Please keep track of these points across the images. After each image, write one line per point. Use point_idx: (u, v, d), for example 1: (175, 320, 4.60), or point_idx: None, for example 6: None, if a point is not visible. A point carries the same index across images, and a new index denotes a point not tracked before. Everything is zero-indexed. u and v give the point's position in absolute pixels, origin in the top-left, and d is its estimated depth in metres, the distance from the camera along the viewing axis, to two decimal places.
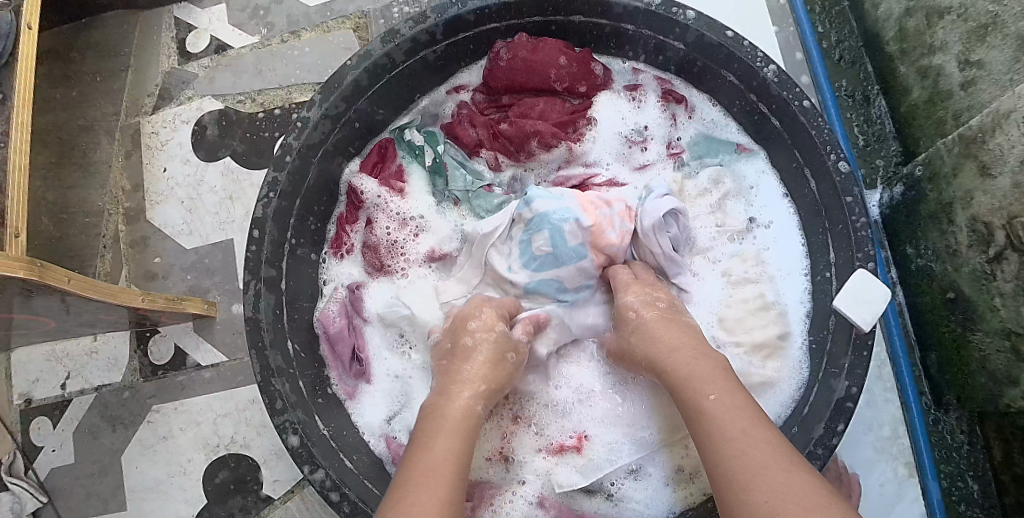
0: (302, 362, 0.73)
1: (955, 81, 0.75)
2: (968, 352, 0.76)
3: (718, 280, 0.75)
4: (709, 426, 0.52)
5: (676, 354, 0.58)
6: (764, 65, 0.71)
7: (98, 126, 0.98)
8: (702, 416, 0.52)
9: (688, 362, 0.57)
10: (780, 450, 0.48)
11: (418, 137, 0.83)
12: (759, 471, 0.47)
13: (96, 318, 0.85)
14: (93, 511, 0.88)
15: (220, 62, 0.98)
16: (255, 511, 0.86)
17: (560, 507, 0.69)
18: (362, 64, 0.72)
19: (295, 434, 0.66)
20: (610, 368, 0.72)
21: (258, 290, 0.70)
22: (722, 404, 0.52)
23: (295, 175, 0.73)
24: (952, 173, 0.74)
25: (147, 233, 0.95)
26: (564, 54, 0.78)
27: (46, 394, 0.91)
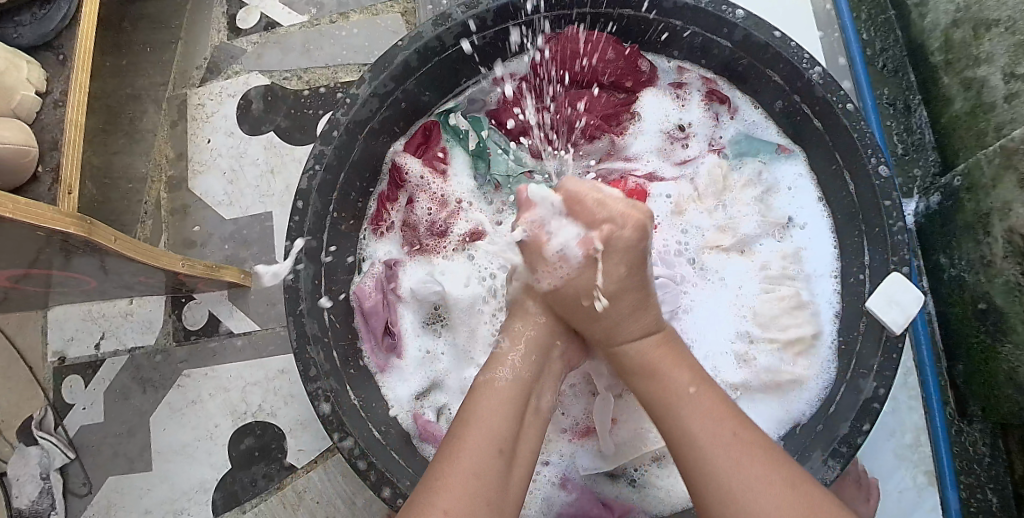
0: (337, 332, 0.74)
1: (1000, 93, 0.76)
2: (996, 364, 0.77)
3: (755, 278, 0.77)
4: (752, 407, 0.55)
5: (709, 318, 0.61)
6: (810, 66, 0.72)
7: (147, 96, 1.01)
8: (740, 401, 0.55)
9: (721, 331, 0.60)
10: (775, 471, 0.50)
11: (464, 122, 0.83)
12: (750, 477, 0.49)
13: (135, 281, 0.86)
14: (119, 470, 0.90)
15: (268, 39, 1.01)
16: (278, 478, 0.88)
17: (583, 489, 0.71)
18: (413, 45, 0.74)
19: (327, 402, 0.68)
20: None
21: (298, 259, 0.71)
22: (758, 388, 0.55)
23: (341, 150, 0.74)
24: (992, 184, 0.74)
25: (187, 202, 0.97)
26: (612, 48, 0.80)
27: (80, 353, 0.94)
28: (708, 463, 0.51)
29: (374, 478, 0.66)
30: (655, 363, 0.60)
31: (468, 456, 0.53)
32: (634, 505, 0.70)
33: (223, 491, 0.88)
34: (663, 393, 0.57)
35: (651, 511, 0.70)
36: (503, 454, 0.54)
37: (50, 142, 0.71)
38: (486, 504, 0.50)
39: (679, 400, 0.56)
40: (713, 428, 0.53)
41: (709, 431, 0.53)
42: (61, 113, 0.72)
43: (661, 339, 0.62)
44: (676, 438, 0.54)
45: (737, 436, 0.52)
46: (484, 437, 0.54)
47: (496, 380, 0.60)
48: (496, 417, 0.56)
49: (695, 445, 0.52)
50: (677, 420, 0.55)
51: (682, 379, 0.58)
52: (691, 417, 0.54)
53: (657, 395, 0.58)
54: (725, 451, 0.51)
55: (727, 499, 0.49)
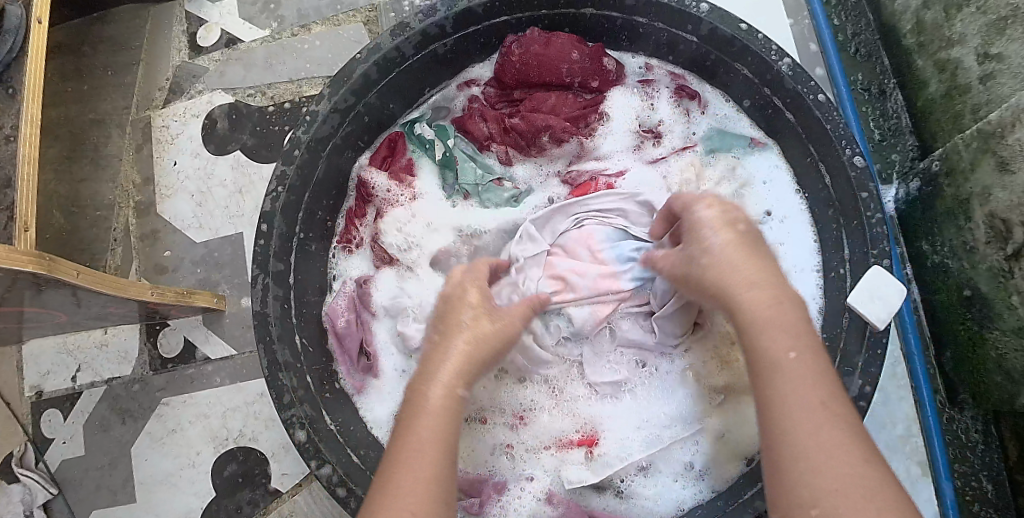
0: (310, 355, 0.73)
1: (975, 75, 0.74)
2: (984, 350, 0.75)
3: None
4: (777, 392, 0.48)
5: (752, 291, 0.53)
6: (779, 58, 0.70)
7: (110, 120, 0.98)
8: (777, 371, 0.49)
9: (768, 308, 0.52)
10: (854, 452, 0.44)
11: (429, 131, 0.82)
12: (834, 477, 0.43)
13: (106, 311, 0.85)
14: (103, 504, 0.89)
15: (230, 55, 0.98)
16: (263, 503, 0.87)
17: (570, 503, 0.69)
18: (372, 57, 0.72)
19: (303, 429, 0.66)
20: (625, 360, 0.73)
21: (266, 284, 0.70)
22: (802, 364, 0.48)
23: (304, 168, 0.72)
24: (970, 168, 0.72)
25: (157, 227, 0.95)
26: (577, 49, 0.77)
27: (57, 386, 0.92)
28: (797, 429, 0.46)
29: (355, 504, 0.65)
30: (761, 322, 0.51)
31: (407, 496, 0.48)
32: None
33: None
34: (764, 327, 0.51)
35: None
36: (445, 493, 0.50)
37: (3, 178, 0.69)
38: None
39: (771, 355, 0.49)
40: (814, 403, 0.47)
41: (802, 389, 0.47)
42: (13, 148, 0.70)
43: (773, 298, 0.52)
44: (766, 383, 0.49)
45: (828, 407, 0.47)
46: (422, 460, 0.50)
47: (427, 399, 0.55)
48: (431, 438, 0.52)
49: (788, 413, 0.47)
50: (778, 398, 0.48)
51: (771, 313, 0.51)
52: (779, 346, 0.50)
53: (753, 358, 0.51)
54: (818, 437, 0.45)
55: (804, 496, 0.44)
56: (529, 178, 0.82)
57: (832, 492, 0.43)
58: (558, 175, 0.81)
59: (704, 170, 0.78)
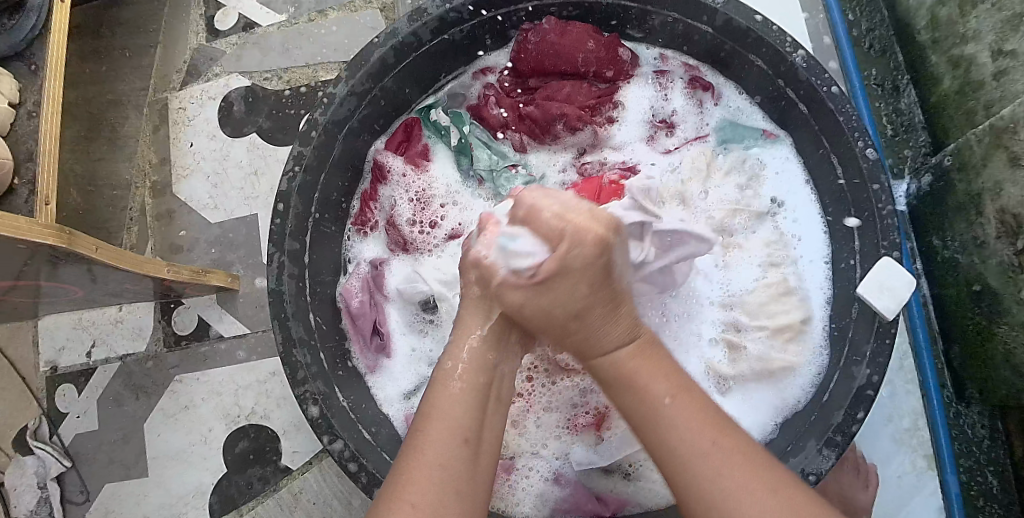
0: (324, 334, 0.74)
1: (988, 71, 0.74)
2: (992, 345, 0.76)
3: (753, 269, 0.75)
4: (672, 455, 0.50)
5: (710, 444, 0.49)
6: (794, 50, 0.70)
7: (128, 101, 1.00)
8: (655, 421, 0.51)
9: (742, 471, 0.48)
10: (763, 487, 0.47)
11: (445, 117, 0.84)
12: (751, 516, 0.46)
13: (122, 288, 0.86)
14: (116, 477, 0.90)
15: (248, 39, 0.99)
16: (273, 480, 0.88)
17: (576, 484, 0.71)
18: (389, 42, 0.73)
19: (315, 405, 0.67)
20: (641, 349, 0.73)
21: (281, 262, 0.71)
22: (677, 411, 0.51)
23: (321, 150, 0.73)
24: (982, 163, 0.73)
25: (172, 207, 0.96)
26: (592, 39, 0.78)
27: (72, 362, 0.93)
28: (682, 458, 0.49)
29: (365, 480, 0.66)
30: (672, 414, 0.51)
31: (433, 448, 0.50)
32: (629, 497, 0.70)
33: (220, 495, 0.89)
34: (636, 387, 0.54)
35: (646, 503, 0.70)
36: (469, 443, 0.51)
37: (25, 154, 0.70)
38: (455, 492, 0.48)
39: (650, 395, 0.52)
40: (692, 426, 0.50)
41: (682, 415, 0.51)
42: (35, 124, 0.71)
43: (641, 338, 0.57)
44: (656, 419, 0.51)
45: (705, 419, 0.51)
46: (443, 434, 0.51)
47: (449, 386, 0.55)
48: (443, 443, 0.50)
49: (670, 443, 0.50)
50: (654, 410, 0.52)
51: (644, 368, 0.55)
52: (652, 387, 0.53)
53: (618, 377, 0.55)
54: (711, 463, 0.49)
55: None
56: (545, 166, 0.82)
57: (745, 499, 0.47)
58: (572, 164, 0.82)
59: (715, 159, 0.79)
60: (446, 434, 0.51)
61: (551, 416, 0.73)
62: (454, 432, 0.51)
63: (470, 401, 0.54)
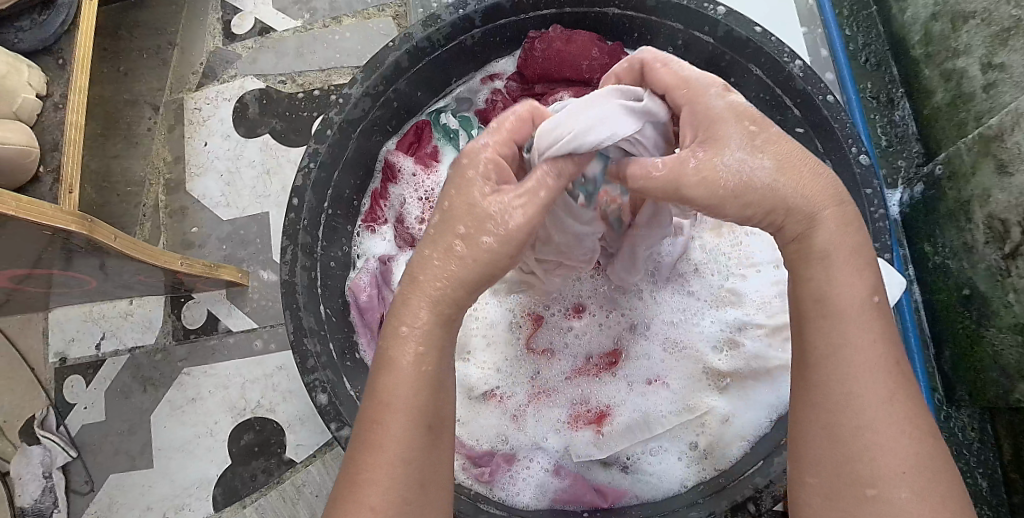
0: (333, 325, 0.76)
1: (978, 84, 0.78)
2: (981, 348, 0.78)
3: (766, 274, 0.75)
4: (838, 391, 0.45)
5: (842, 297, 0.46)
6: (791, 60, 0.74)
7: (144, 101, 1.02)
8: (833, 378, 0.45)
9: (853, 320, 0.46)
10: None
11: (453, 121, 0.86)
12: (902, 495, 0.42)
13: (135, 280, 0.88)
14: (120, 468, 0.92)
15: (263, 44, 1.02)
16: (277, 473, 0.89)
17: (576, 476, 0.72)
18: (404, 45, 0.76)
19: (324, 392, 0.69)
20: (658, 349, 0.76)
21: (294, 254, 0.73)
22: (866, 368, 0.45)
23: (335, 147, 0.76)
24: (971, 171, 0.76)
25: (185, 204, 0.99)
26: (596, 46, 0.81)
27: (81, 353, 0.95)
28: (856, 392, 0.44)
29: None
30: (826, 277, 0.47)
31: (390, 450, 0.45)
32: (626, 489, 0.72)
33: (224, 487, 0.90)
34: (836, 272, 0.47)
35: (643, 495, 0.71)
36: (433, 428, 0.47)
37: (51, 143, 0.73)
38: (421, 487, 0.45)
39: (847, 299, 0.46)
40: (881, 387, 0.44)
41: (864, 338, 0.45)
42: (61, 115, 0.74)
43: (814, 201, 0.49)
44: (833, 335, 0.46)
45: (899, 368, 0.45)
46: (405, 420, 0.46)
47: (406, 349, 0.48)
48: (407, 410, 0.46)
49: (842, 367, 0.45)
50: (844, 334, 0.46)
51: (844, 252, 0.47)
52: (844, 278, 0.47)
53: (820, 302, 0.47)
54: (881, 411, 0.44)
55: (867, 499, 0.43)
56: None
57: (898, 475, 0.42)
58: None
59: None
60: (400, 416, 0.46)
61: (553, 408, 0.75)
62: (416, 418, 0.46)
63: (424, 377, 0.47)
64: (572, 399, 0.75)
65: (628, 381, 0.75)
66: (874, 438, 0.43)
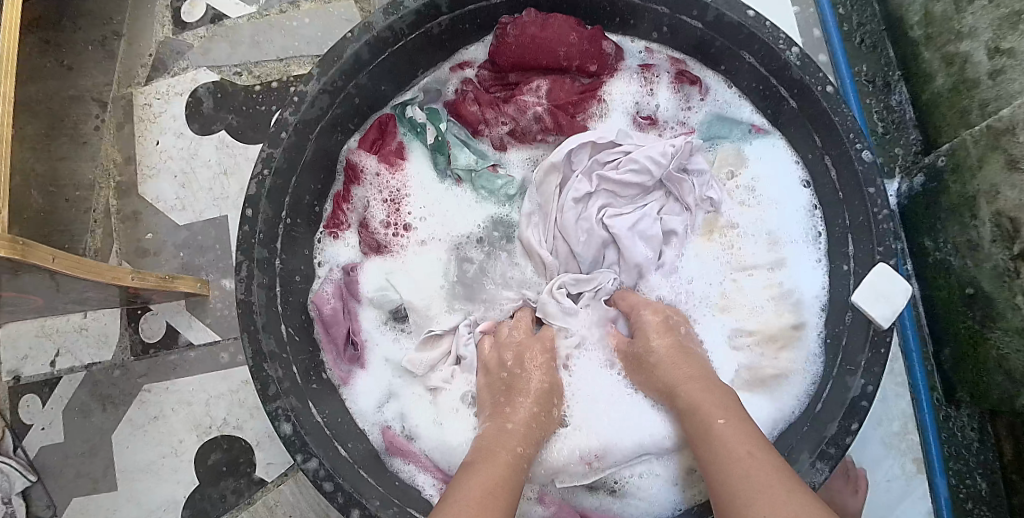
0: (296, 345, 0.71)
1: (983, 70, 0.72)
2: (985, 350, 0.74)
3: (756, 281, 0.72)
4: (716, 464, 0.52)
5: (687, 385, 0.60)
6: (787, 47, 0.67)
7: (89, 96, 0.95)
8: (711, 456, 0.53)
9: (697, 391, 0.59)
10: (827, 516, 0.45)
11: (420, 114, 0.79)
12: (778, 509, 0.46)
13: (86, 295, 0.82)
14: (83, 491, 0.87)
15: (216, 32, 0.95)
16: (248, 493, 0.85)
17: (561, 504, 0.68)
18: (363, 37, 0.69)
19: (288, 421, 0.64)
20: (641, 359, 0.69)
21: (250, 271, 0.67)
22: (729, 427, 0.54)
23: (291, 152, 0.69)
24: (977, 165, 0.70)
25: (139, 208, 0.92)
26: (575, 32, 0.74)
27: (35, 371, 0.89)
28: (729, 479, 0.51)
29: (341, 500, 0.63)
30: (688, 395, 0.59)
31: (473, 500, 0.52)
32: (614, 516, 0.68)
33: (193, 509, 0.85)
34: (696, 406, 0.58)
35: None
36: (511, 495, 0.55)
37: None
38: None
39: (703, 423, 0.56)
40: (750, 462, 0.50)
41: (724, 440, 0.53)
42: None
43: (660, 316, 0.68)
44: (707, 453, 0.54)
45: (752, 449, 0.52)
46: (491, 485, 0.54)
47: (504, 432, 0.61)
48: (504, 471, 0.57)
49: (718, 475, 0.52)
50: (710, 450, 0.54)
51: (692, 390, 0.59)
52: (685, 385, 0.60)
53: (692, 430, 0.57)
54: (752, 474, 0.50)
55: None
56: (527, 165, 0.79)
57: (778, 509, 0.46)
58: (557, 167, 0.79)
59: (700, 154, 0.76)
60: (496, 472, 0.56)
61: (553, 415, 0.69)
62: (500, 488, 0.54)
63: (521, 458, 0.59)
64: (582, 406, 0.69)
65: (646, 389, 0.69)
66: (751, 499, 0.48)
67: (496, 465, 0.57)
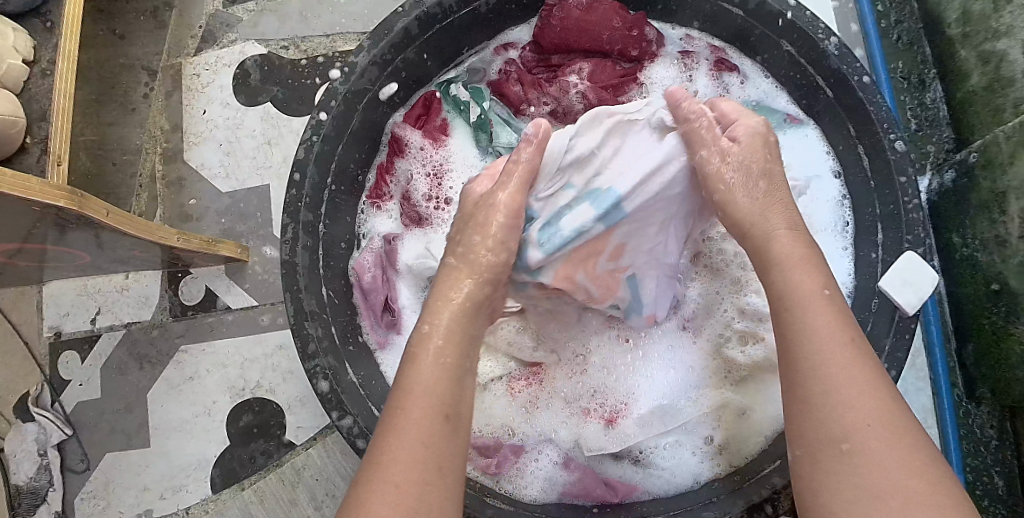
0: (335, 307, 0.73)
1: (1019, 68, 0.73)
2: (1008, 346, 0.75)
3: None
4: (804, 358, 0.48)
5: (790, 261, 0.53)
6: (826, 37, 0.69)
7: (139, 65, 0.98)
8: (799, 334, 0.49)
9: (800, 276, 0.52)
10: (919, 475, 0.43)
11: (464, 92, 0.81)
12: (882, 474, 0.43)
13: (130, 255, 0.85)
14: (117, 447, 0.89)
15: (265, 7, 0.97)
16: (277, 455, 0.87)
17: (585, 470, 0.70)
18: (414, 12, 0.71)
19: (325, 380, 0.66)
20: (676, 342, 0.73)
21: (296, 233, 0.69)
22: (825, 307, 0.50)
23: (339, 120, 0.72)
24: (1009, 161, 0.72)
25: (183, 175, 0.95)
26: (619, 16, 0.77)
27: (76, 328, 0.92)
28: (815, 356, 0.48)
29: None
30: (788, 263, 0.53)
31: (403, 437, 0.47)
32: (638, 485, 0.69)
33: (222, 469, 0.88)
34: (785, 275, 0.52)
35: (655, 490, 0.69)
36: (450, 420, 0.49)
37: (39, 113, 0.69)
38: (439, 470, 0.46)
39: (803, 290, 0.51)
40: (855, 384, 0.46)
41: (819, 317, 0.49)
42: (48, 83, 0.70)
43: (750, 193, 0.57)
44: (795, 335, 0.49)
45: (855, 344, 0.48)
46: (422, 401, 0.49)
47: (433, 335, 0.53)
48: (428, 377, 0.50)
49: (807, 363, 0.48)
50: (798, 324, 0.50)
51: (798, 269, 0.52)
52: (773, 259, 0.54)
53: (779, 293, 0.52)
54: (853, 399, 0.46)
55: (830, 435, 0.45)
56: None
57: (864, 427, 0.45)
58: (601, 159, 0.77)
59: None
60: (425, 411, 0.48)
61: (582, 390, 0.73)
62: (427, 412, 0.48)
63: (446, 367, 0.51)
64: (602, 383, 0.73)
65: (669, 372, 0.73)
66: (841, 412, 0.46)
67: (432, 372, 0.51)
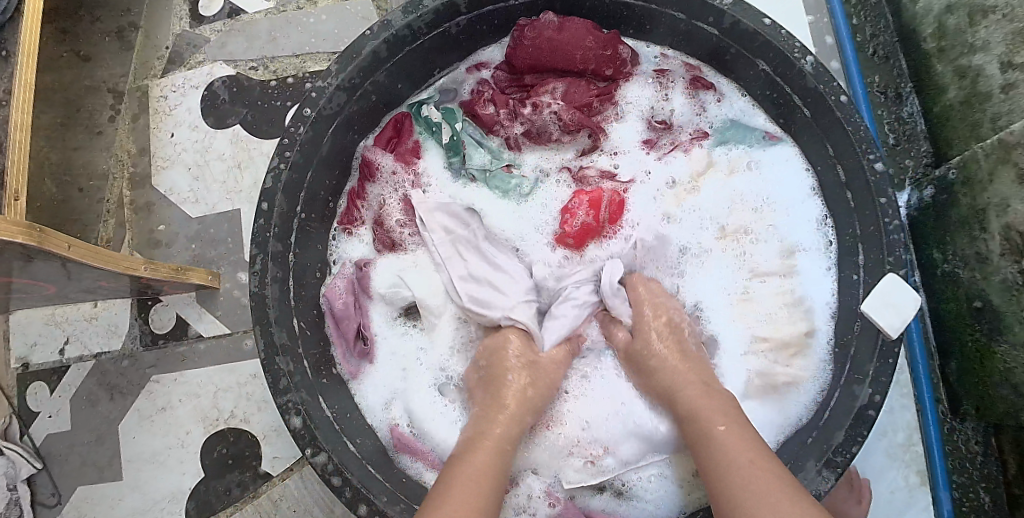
0: (307, 340, 0.71)
1: (996, 83, 0.72)
2: (992, 362, 0.74)
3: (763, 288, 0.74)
4: (715, 451, 0.56)
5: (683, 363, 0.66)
6: (802, 56, 0.68)
7: (106, 87, 0.95)
8: (710, 440, 0.57)
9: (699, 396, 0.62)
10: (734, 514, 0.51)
11: (436, 114, 0.80)
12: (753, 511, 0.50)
13: (97, 285, 0.82)
14: (88, 480, 0.87)
15: (232, 27, 0.95)
16: (252, 486, 0.85)
17: (567, 503, 0.69)
18: (381, 35, 0.69)
19: (298, 416, 0.64)
20: None
21: (264, 265, 0.68)
22: (729, 433, 0.57)
23: (307, 147, 0.70)
24: (988, 178, 0.71)
25: (152, 200, 0.92)
26: (592, 35, 0.75)
27: (44, 359, 0.90)
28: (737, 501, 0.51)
29: (349, 495, 0.63)
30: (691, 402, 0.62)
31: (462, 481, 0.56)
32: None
33: (197, 500, 0.86)
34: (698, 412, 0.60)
35: None
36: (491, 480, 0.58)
37: None
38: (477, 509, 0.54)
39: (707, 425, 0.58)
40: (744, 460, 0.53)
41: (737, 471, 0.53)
42: None
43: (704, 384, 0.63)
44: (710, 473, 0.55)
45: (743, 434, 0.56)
46: (475, 465, 0.58)
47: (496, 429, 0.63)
48: (485, 466, 0.58)
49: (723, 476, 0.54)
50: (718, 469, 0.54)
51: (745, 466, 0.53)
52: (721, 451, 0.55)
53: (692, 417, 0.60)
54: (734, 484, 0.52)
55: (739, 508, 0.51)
56: (540, 165, 0.80)
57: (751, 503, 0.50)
58: (571, 166, 0.79)
59: (717, 159, 0.77)
60: (474, 468, 0.58)
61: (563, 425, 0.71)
62: (485, 473, 0.58)
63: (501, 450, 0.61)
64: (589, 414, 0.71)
65: None
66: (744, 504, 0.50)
67: (481, 451, 0.60)
